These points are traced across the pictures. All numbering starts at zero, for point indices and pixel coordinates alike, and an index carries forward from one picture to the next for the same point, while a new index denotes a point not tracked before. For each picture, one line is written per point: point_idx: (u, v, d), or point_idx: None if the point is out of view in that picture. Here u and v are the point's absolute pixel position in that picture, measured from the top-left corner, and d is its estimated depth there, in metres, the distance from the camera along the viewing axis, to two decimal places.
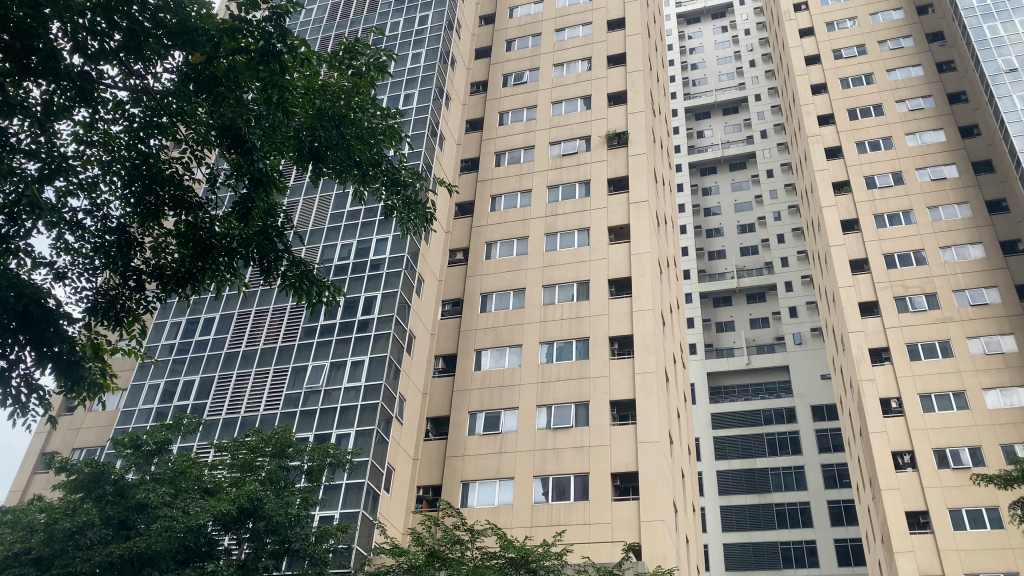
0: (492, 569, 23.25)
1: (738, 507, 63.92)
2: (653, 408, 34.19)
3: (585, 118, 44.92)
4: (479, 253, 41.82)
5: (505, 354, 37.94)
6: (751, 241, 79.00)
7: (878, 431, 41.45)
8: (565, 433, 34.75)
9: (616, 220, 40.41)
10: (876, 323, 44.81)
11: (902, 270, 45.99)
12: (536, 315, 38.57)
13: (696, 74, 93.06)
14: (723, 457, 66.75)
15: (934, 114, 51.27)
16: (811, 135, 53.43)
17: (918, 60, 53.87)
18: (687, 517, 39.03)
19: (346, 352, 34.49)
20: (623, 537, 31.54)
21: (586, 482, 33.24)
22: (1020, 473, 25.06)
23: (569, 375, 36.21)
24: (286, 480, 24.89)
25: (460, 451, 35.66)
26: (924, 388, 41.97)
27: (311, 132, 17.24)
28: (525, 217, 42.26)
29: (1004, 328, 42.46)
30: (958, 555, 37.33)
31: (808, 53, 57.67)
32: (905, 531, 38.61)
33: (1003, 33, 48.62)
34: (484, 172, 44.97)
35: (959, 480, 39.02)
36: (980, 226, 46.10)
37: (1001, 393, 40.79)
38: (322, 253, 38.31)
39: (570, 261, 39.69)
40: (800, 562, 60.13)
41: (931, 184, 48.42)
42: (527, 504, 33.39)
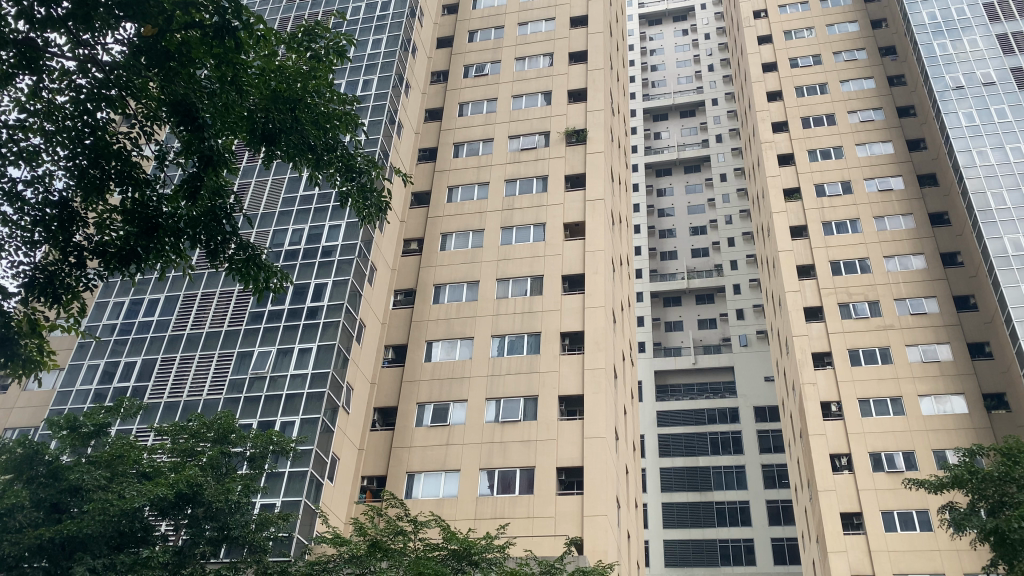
0: (433, 561, 23.20)
1: (679, 505, 64.87)
2: (600, 404, 34.44)
3: (545, 114, 44.97)
4: (434, 244, 41.65)
5: (456, 346, 37.85)
6: (703, 243, 80.13)
7: (818, 433, 42.50)
8: (512, 426, 34.85)
9: (572, 217, 40.57)
10: (820, 328, 45.90)
11: (847, 277, 47.14)
12: (488, 308, 38.55)
13: (656, 75, 93.90)
14: (667, 454, 67.65)
15: (883, 126, 52.56)
16: (765, 141, 54.32)
17: (871, 73, 55.17)
18: (629, 512, 39.47)
19: (293, 340, 34.04)
20: (565, 531, 31.78)
21: (531, 475, 33.42)
22: (952, 479, 25.77)
23: (520, 369, 36.29)
24: (227, 466, 24.45)
25: (407, 442, 35.52)
26: (863, 393, 43.10)
27: (265, 113, 16.99)
28: (482, 210, 42.17)
29: (940, 337, 43.75)
30: (888, 556, 38.40)
31: (765, 60, 58.62)
32: (839, 531, 39.64)
33: (952, 50, 49.86)
34: (441, 163, 44.77)
35: (892, 483, 40.15)
36: (922, 237, 47.40)
37: (935, 400, 42.02)
38: (273, 237, 37.70)
39: (525, 255, 39.76)
40: (737, 561, 61.34)
41: (878, 195, 49.64)
42: (472, 496, 33.47)
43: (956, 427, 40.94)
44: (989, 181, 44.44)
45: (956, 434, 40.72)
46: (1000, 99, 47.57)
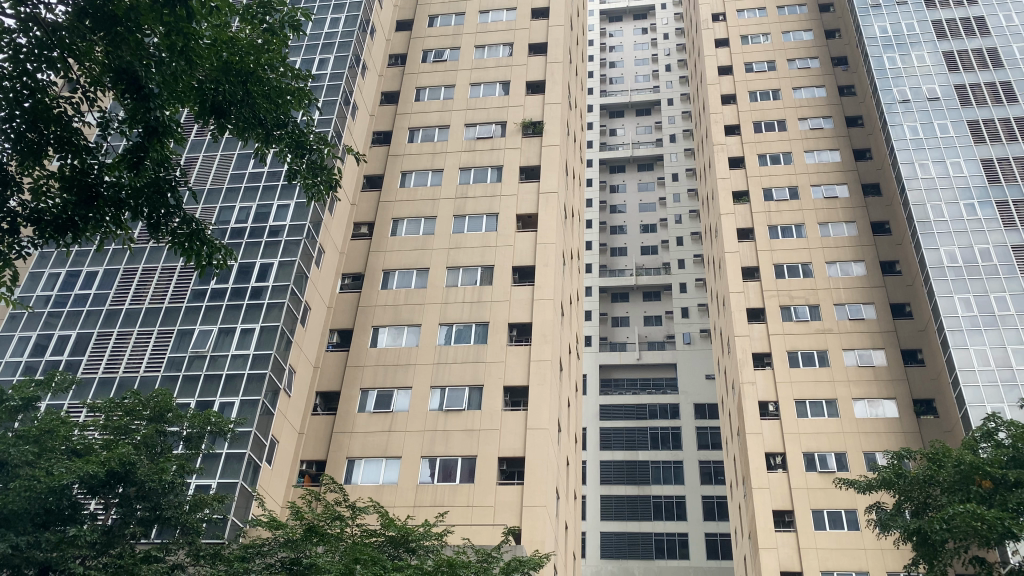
0: (370, 547, 23.11)
1: (617, 497, 65.69)
2: (545, 396, 34.59)
3: (502, 104, 44.84)
4: (384, 229, 41.26)
5: (403, 333, 37.61)
6: (652, 241, 80.99)
7: (754, 431, 43.48)
8: (456, 415, 34.82)
9: (525, 209, 40.61)
10: (761, 330, 46.88)
11: (790, 281, 48.20)
12: (437, 296, 38.38)
13: (614, 72, 94.42)
14: (607, 447, 68.38)
15: (832, 134, 53.76)
16: (717, 144, 55.07)
17: (823, 82, 56.39)
18: (568, 503, 39.83)
19: (235, 320, 33.42)
20: (503, 521, 31.94)
21: (472, 465, 33.46)
22: (879, 481, 26.52)
23: (466, 358, 36.24)
24: (162, 445, 23.96)
25: (348, 428, 35.27)
26: (800, 395, 44.14)
27: (215, 85, 16.73)
28: (434, 197, 41.91)
29: (876, 343, 45.00)
30: (816, 553, 39.44)
31: (721, 63, 59.39)
32: (771, 528, 40.61)
33: (901, 64, 51.16)
34: (396, 147, 44.37)
35: (824, 483, 41.24)
36: (863, 245, 48.66)
37: (868, 404, 43.19)
38: (219, 214, 36.86)
39: (476, 245, 39.64)
40: (671, 554, 62.43)
41: (823, 202, 50.77)
42: (412, 483, 33.41)
43: (886, 430, 42.16)
44: (929, 193, 45.80)
45: (886, 437, 41.94)
46: (944, 114, 48.69)
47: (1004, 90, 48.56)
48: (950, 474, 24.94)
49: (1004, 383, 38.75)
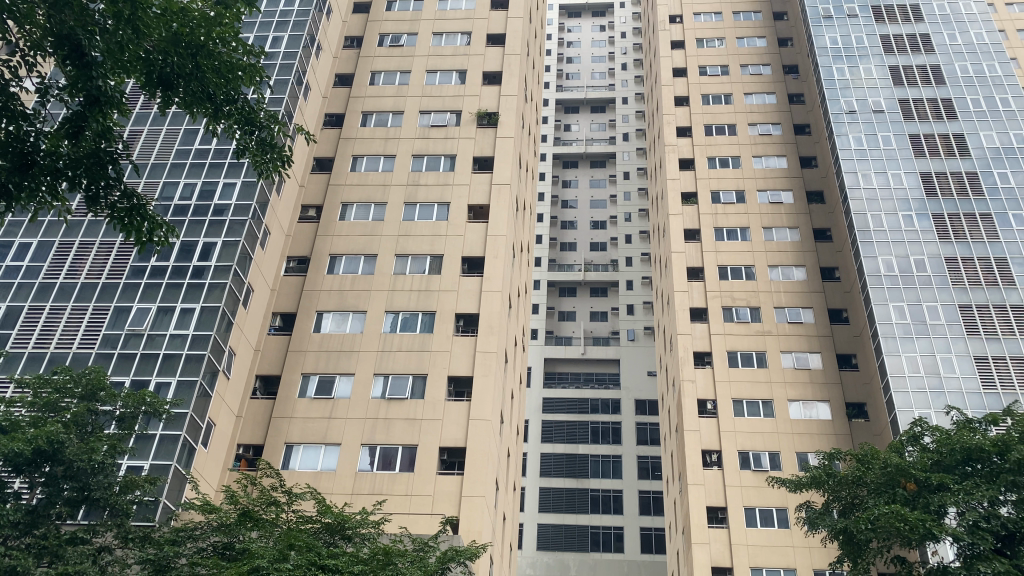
0: (305, 533, 22.87)
1: (556, 490, 66.17)
2: (488, 387, 34.61)
3: (458, 93, 44.56)
4: (333, 213, 40.75)
5: (347, 319, 37.24)
6: (602, 237, 81.60)
7: (692, 429, 44.27)
8: (398, 403, 34.67)
9: (477, 199, 40.49)
10: (702, 329, 47.72)
11: (733, 282, 49.11)
12: (384, 283, 38.10)
13: (571, 67, 94.67)
14: (548, 440, 68.77)
15: (780, 140, 54.87)
16: (669, 144, 55.71)
17: (773, 89, 57.48)
18: (507, 494, 40.01)
19: (175, 299, 32.68)
20: (441, 511, 31.99)
21: (413, 454, 33.39)
22: (810, 479, 27.26)
23: (411, 347, 36.05)
24: (93, 424, 23.30)
25: (288, 413, 34.86)
26: (737, 394, 45.05)
27: (164, 56, 16.54)
28: (385, 183, 41.52)
29: (813, 346, 46.15)
30: (747, 549, 40.33)
31: (676, 65, 60.00)
32: (704, 524, 41.44)
33: (849, 76, 52.45)
34: (348, 131, 43.80)
35: (757, 481, 42.16)
36: (804, 251, 49.83)
37: (803, 405, 44.29)
38: (162, 189, 35.95)
39: (426, 233, 39.40)
40: (606, 547, 63.25)
41: (768, 207, 51.80)
42: (351, 471, 33.21)
43: (819, 431, 43.28)
44: (870, 204, 47.09)
45: (818, 438, 43.08)
46: (887, 127, 50.02)
47: (945, 107, 50.07)
48: (877, 476, 25.73)
49: (932, 390, 40.07)
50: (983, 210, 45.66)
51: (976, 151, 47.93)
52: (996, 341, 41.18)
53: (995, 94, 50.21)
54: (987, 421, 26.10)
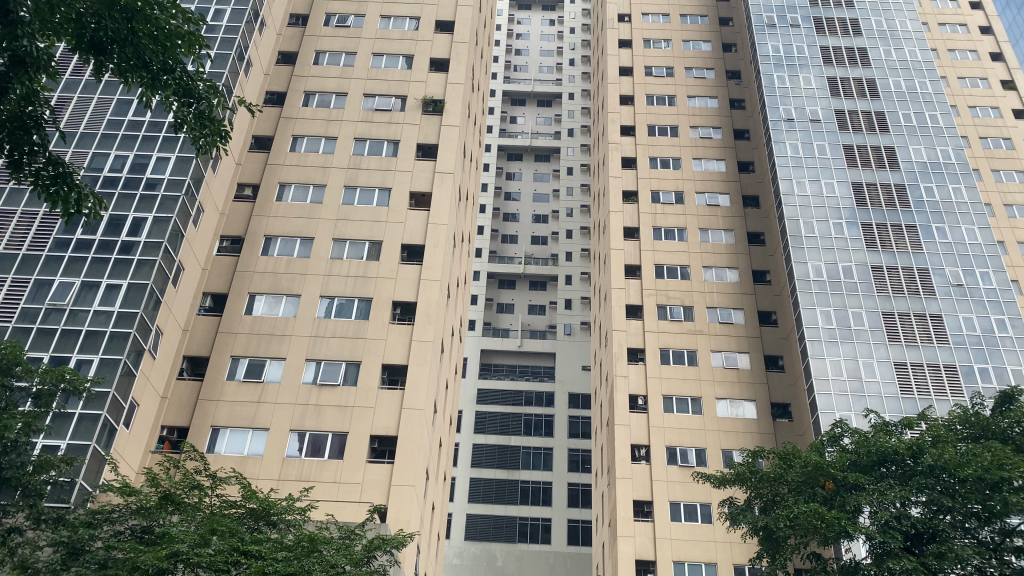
0: (229, 518, 22.39)
1: (486, 481, 66.26)
2: (422, 376, 34.38)
3: (404, 78, 44.01)
4: (270, 193, 39.94)
5: (281, 302, 36.59)
6: (543, 231, 81.99)
7: (623, 423, 44.92)
8: (329, 390, 34.24)
9: (419, 186, 40.13)
10: (637, 326, 48.41)
11: (668, 281, 49.91)
12: (320, 268, 37.52)
13: (519, 60, 94.70)
14: (481, 430, 68.77)
15: (720, 144, 55.91)
16: (612, 142, 56.20)
17: (716, 93, 58.53)
18: (437, 484, 39.93)
19: (101, 274, 31.55)
20: (369, 499, 31.81)
21: (343, 441, 33.07)
22: (734, 476, 27.86)
23: (345, 333, 35.62)
24: (8, 400, 21.90)
25: (215, 395, 34.13)
26: (668, 391, 45.89)
27: (96, 19, 16.51)
28: (325, 165, 40.87)
29: (742, 346, 47.24)
30: (670, 543, 41.06)
31: (622, 64, 60.53)
32: (630, 517, 42.07)
33: (789, 84, 53.73)
34: (289, 110, 42.97)
35: (682, 476, 42.98)
36: (738, 253, 50.95)
37: (730, 404, 45.28)
38: (91, 159, 34.62)
39: (365, 219, 38.92)
40: (534, 538, 63.83)
41: (706, 209, 52.77)
42: (278, 456, 32.72)
43: (744, 430, 44.34)
44: (803, 210, 48.44)
45: (743, 436, 44.15)
46: (823, 136, 51.41)
47: (878, 120, 51.73)
48: (797, 474, 26.51)
49: (852, 393, 41.49)
50: (908, 222, 47.38)
51: (905, 164, 49.68)
52: (915, 347, 42.77)
53: (925, 110, 52.07)
54: (903, 424, 26.94)
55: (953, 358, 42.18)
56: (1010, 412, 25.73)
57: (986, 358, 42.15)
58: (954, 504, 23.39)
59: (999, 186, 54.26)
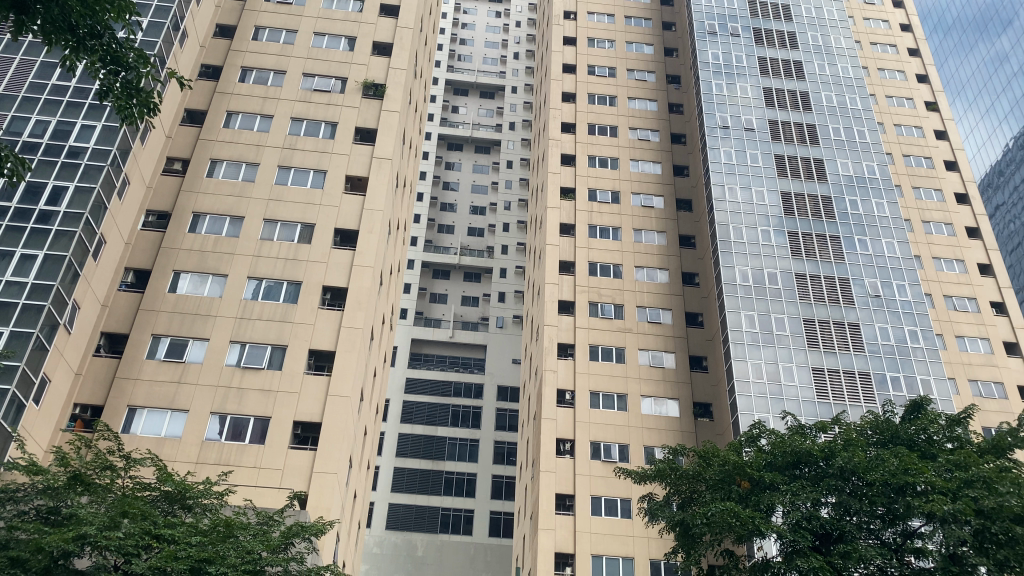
0: (141, 501, 21.71)
1: (410, 470, 65.87)
2: (349, 363, 34.01)
3: (345, 60, 43.28)
4: (200, 169, 38.86)
5: (206, 282, 35.65)
6: (479, 223, 81.89)
7: (549, 417, 45.32)
8: (253, 373, 33.55)
9: (355, 170, 39.60)
10: (568, 322, 48.83)
11: (601, 279, 50.46)
12: (249, 248, 36.69)
13: (463, 49, 94.25)
14: (408, 420, 68.34)
15: (657, 147, 56.77)
16: (552, 138, 56.50)
17: (656, 96, 59.39)
18: (359, 472, 39.56)
19: (16, 244, 30.04)
20: (290, 485, 31.38)
21: (265, 426, 32.52)
22: (654, 472, 28.33)
23: (272, 316, 34.95)
24: None
25: (133, 374, 33.09)
26: (595, 386, 46.44)
27: None
28: (259, 143, 39.96)
29: (668, 346, 48.15)
30: (590, 537, 41.58)
31: (566, 61, 60.84)
32: (552, 510, 42.50)
33: (726, 92, 54.84)
34: (225, 85, 41.86)
35: (605, 471, 43.57)
36: (669, 255, 51.89)
37: (654, 402, 46.10)
38: (9, 123, 32.98)
39: (298, 200, 38.22)
40: (455, 529, 63.91)
41: (640, 209, 53.55)
42: (197, 439, 31.94)
43: (667, 428, 45.23)
44: (733, 216, 49.59)
45: (666, 434, 45.04)
46: (756, 145, 52.68)
47: (809, 132, 53.30)
48: (715, 472, 27.14)
49: (771, 396, 42.74)
50: (833, 233, 48.99)
51: (833, 177, 51.30)
52: (833, 354, 44.27)
53: (854, 126, 53.86)
54: (818, 428, 27.85)
55: (868, 366, 43.84)
56: (918, 420, 26.88)
57: (898, 367, 43.93)
58: (860, 506, 24.33)
59: (919, 204, 56.50)
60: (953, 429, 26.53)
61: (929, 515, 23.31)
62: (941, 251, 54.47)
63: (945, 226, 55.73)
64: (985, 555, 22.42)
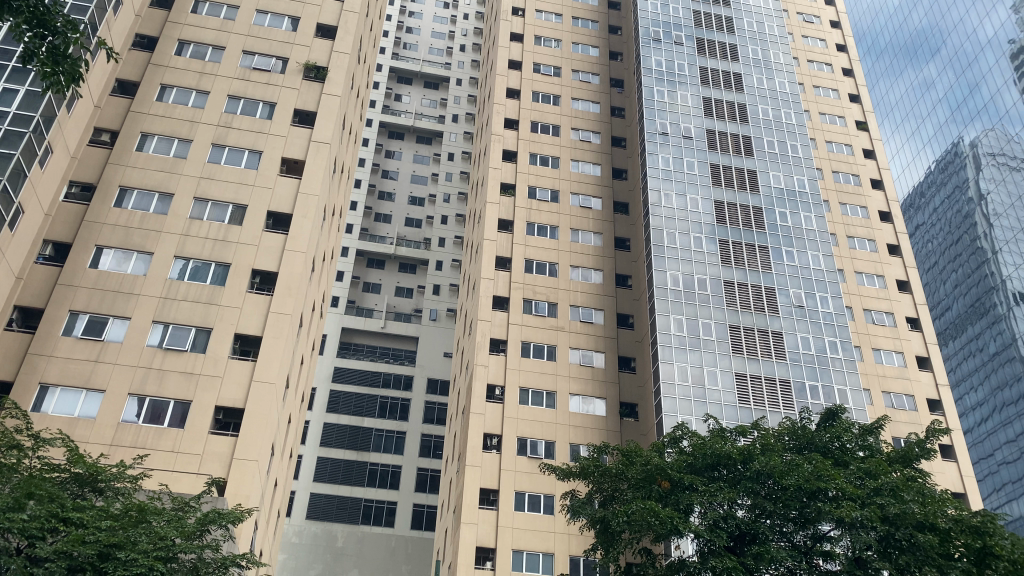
0: (50, 482, 20.80)
1: (334, 460, 65.06)
2: (276, 349, 33.42)
3: (287, 40, 42.37)
4: (129, 142, 37.58)
5: (130, 259, 34.50)
6: (417, 214, 81.32)
7: (478, 412, 45.35)
8: (175, 355, 32.64)
9: (292, 153, 38.88)
10: (502, 317, 48.94)
11: (536, 276, 50.68)
12: (177, 226, 35.63)
13: (409, 38, 93.46)
14: (334, 409, 67.46)
15: (597, 148, 57.34)
16: (495, 133, 56.52)
17: (598, 99, 59.97)
18: (281, 461, 38.85)
19: None
20: (208, 471, 30.67)
21: (185, 410, 31.70)
22: (579, 470, 28.71)
23: (198, 298, 34.05)
24: None
25: (48, 351, 31.83)
26: (525, 383, 46.64)
27: None
28: (193, 119, 38.85)
29: (598, 346, 48.71)
30: (511, 532, 41.77)
31: (512, 57, 60.90)
32: (475, 505, 42.58)
33: (667, 100, 55.70)
34: (160, 57, 40.52)
35: (530, 467, 43.82)
36: (604, 256, 52.49)
37: (582, 400, 46.57)
38: None
39: (231, 180, 37.33)
40: (377, 521, 63.47)
41: (578, 210, 54.00)
42: (113, 420, 30.92)
43: (593, 426, 45.75)
44: (668, 221, 50.46)
45: (591, 432, 45.54)
46: (693, 153, 53.66)
47: (745, 144, 54.60)
48: (637, 472, 27.59)
49: (695, 399, 43.69)
50: (762, 243, 50.32)
51: (764, 189, 52.65)
52: (755, 361, 45.46)
53: (787, 140, 55.36)
54: (737, 431, 28.53)
55: (788, 374, 45.18)
56: (832, 428, 27.85)
57: (817, 376, 45.41)
58: (775, 509, 25.08)
59: (845, 219, 58.50)
60: (865, 438, 27.65)
61: (838, 520, 24.17)
62: (863, 266, 56.47)
63: (868, 242, 57.80)
64: (888, 560, 23.44)
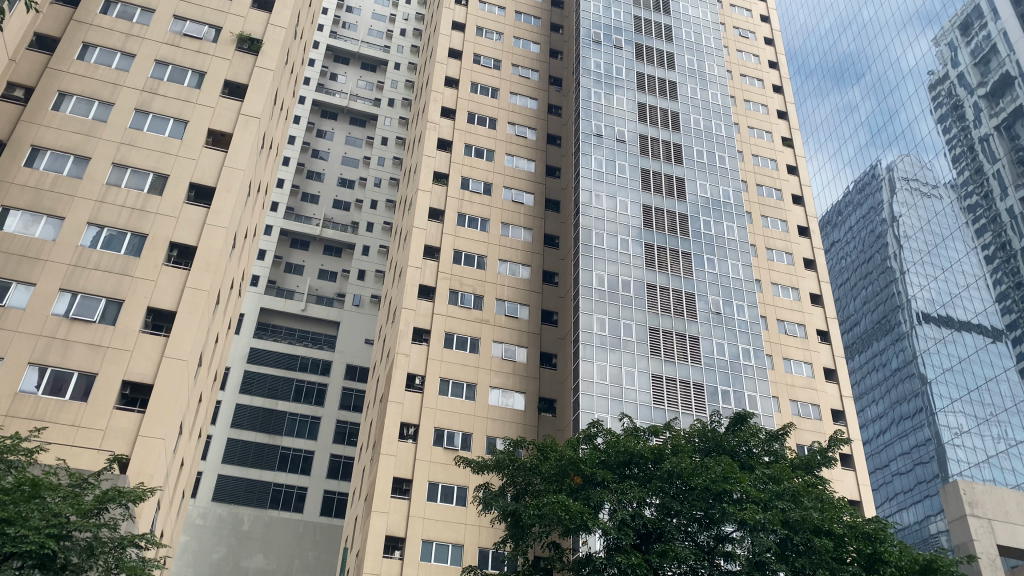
0: None
1: (245, 442, 63.59)
2: (191, 325, 32.41)
3: (222, 8, 41.07)
4: (45, 100, 35.87)
5: (38, 223, 32.93)
6: (346, 197, 80.09)
7: (396, 401, 45.02)
8: (82, 326, 31.32)
9: (220, 125, 37.76)
10: (427, 307, 48.65)
11: (464, 268, 50.55)
12: (93, 192, 34.16)
13: (349, 17, 91.92)
14: (248, 391, 65.94)
15: (532, 144, 57.51)
16: (431, 121, 56.16)
17: (536, 95, 60.17)
18: (189, 441, 37.68)
19: None
20: (110, 447, 29.54)
21: (89, 383, 30.45)
22: (493, 463, 28.91)
23: (110, 268, 32.75)
24: None
25: None
26: (445, 373, 46.48)
27: None
28: (116, 82, 37.28)
29: (521, 341, 48.94)
30: (422, 522, 41.62)
31: (453, 46, 60.57)
32: (387, 493, 42.27)
33: (603, 102, 56.29)
34: (83, 14, 38.69)
35: (446, 458, 43.73)
36: (532, 252, 52.72)
37: (502, 394, 46.73)
38: None
39: (154, 148, 35.99)
40: (285, 505, 62.32)
41: (510, 204, 54.08)
42: (10, 390, 29.49)
43: (510, 420, 46.01)
44: (597, 222, 51.02)
45: (509, 426, 45.78)
46: (625, 156, 54.38)
47: (675, 151, 55.67)
48: (551, 466, 27.76)
49: (612, 398, 44.42)
50: (685, 249, 51.41)
51: (691, 197, 53.82)
52: (672, 363, 46.48)
53: (716, 151, 56.70)
54: (650, 431, 29.11)
55: (702, 378, 46.37)
56: (740, 432, 28.71)
57: (729, 382, 46.68)
58: (681, 509, 25.68)
59: (765, 231, 60.35)
60: (770, 443, 28.56)
61: (740, 522, 24.92)
62: (779, 278, 58.28)
63: (787, 255, 59.71)
64: (785, 562, 24.26)
